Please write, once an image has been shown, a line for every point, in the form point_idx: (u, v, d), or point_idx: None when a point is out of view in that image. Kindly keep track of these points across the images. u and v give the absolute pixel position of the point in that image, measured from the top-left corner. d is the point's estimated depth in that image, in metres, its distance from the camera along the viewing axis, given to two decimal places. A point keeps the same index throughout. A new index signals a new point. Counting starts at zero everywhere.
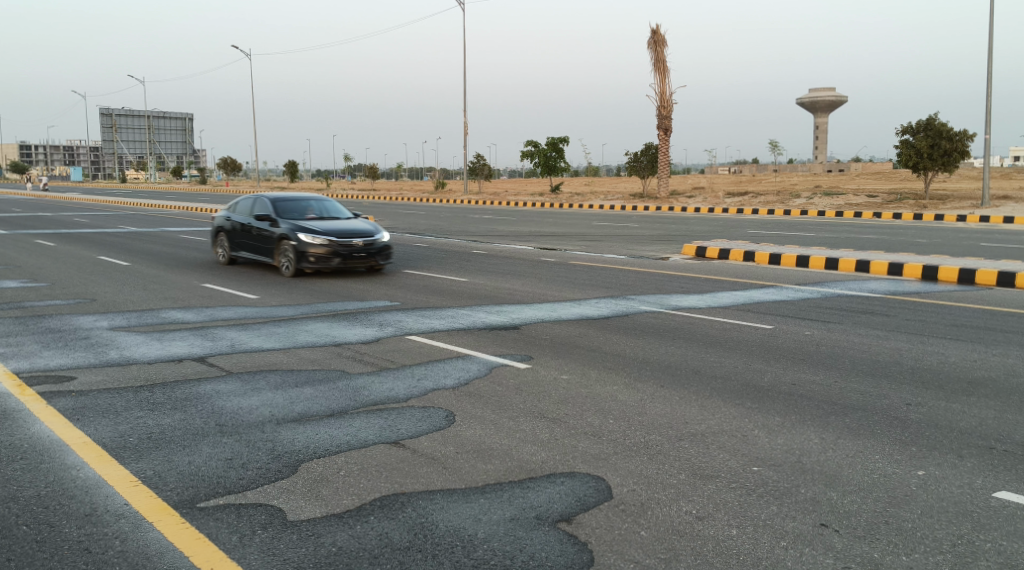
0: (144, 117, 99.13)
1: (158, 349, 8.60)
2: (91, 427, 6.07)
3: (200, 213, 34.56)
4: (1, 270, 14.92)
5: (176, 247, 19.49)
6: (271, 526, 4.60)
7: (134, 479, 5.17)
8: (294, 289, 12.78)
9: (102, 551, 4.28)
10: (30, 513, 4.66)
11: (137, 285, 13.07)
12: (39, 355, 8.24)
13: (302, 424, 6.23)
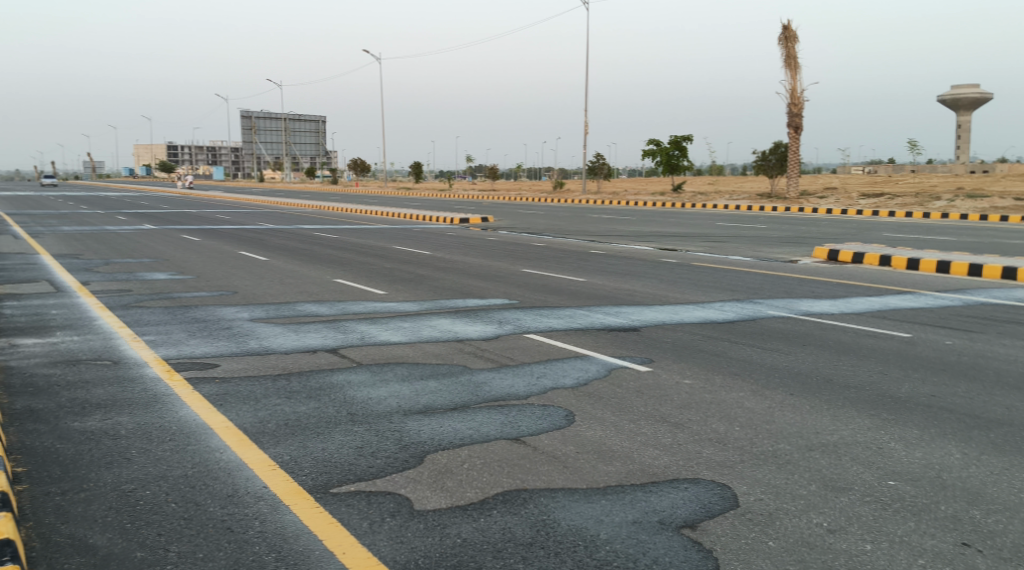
0: (280, 119, 104.16)
1: (294, 340, 9.00)
2: (233, 412, 6.43)
3: (332, 211, 35.99)
4: (153, 263, 15.99)
5: (310, 243, 20.32)
6: (399, 515, 4.73)
7: (272, 463, 5.43)
8: (419, 286, 13.08)
9: (243, 531, 4.52)
10: (178, 491, 4.98)
11: (274, 279, 13.71)
12: (187, 344, 8.77)
13: (427, 416, 6.38)
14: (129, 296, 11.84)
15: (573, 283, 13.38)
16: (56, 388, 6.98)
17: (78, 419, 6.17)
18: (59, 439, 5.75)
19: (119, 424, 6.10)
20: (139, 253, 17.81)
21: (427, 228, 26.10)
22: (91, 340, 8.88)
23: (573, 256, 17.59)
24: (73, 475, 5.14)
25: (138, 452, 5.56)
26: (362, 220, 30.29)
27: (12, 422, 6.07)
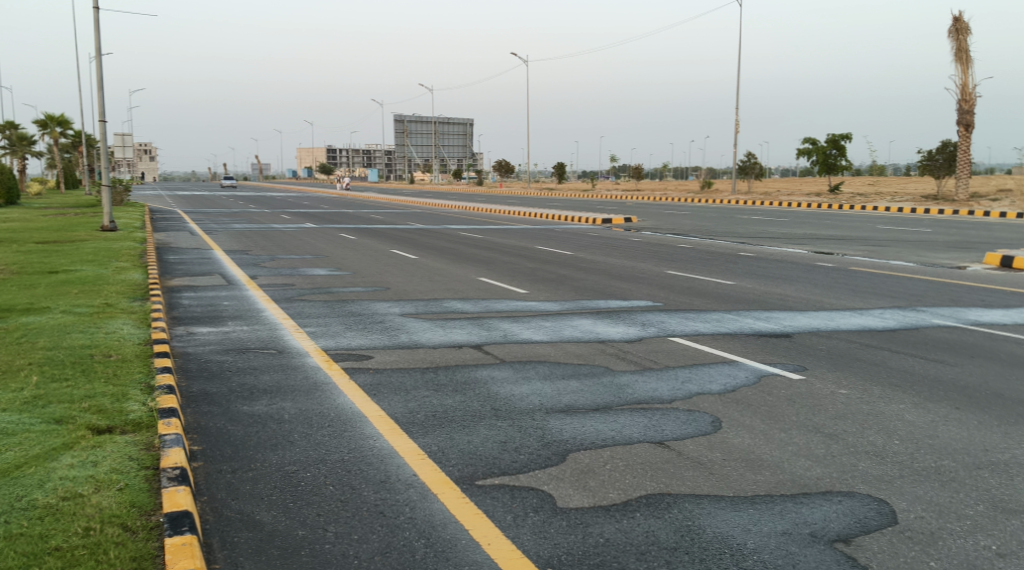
0: (431, 123, 107.60)
1: (441, 335, 9.27)
2: (385, 402, 6.71)
3: (479, 211, 36.81)
4: (314, 259, 16.90)
5: (457, 243, 20.87)
6: (542, 510, 4.80)
7: (421, 452, 5.63)
8: (562, 286, 13.15)
9: (395, 516, 4.72)
10: (336, 475, 5.25)
11: (423, 277, 14.17)
12: (343, 336, 9.21)
13: (570, 415, 6.42)
14: (291, 290, 12.56)
15: (720, 286, 13.07)
16: (227, 373, 7.51)
17: (247, 403, 6.62)
18: (230, 421, 6.19)
19: (282, 409, 6.50)
20: (300, 250, 18.86)
21: (571, 229, 26.21)
22: (258, 330, 9.49)
23: (720, 258, 17.18)
24: (242, 455, 5.53)
25: (299, 436, 5.91)
26: (508, 220, 30.78)
27: (189, 403, 6.58)
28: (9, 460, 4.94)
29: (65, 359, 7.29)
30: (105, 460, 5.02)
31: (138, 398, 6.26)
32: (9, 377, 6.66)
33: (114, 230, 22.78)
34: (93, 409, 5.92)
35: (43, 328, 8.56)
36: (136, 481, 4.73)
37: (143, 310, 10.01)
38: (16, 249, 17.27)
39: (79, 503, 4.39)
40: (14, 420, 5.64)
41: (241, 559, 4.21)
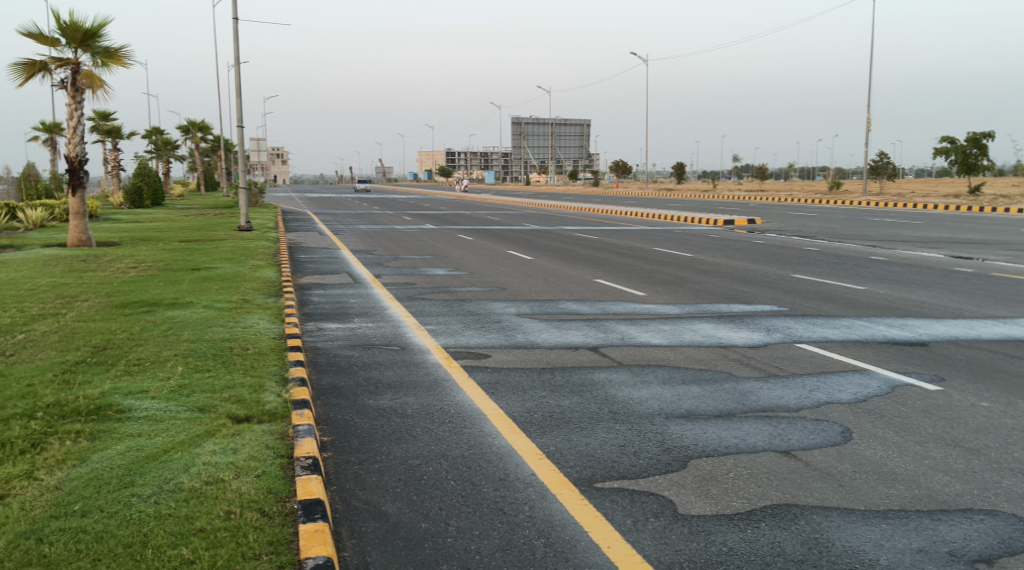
0: (548, 124, 108.31)
1: (558, 336, 9.31)
2: (504, 401, 6.79)
3: (597, 213, 36.73)
4: (432, 259, 17.29)
5: (573, 244, 20.90)
6: (663, 516, 4.75)
7: (539, 452, 5.67)
8: (680, 289, 12.95)
9: (515, 514, 4.77)
10: (457, 470, 5.36)
11: (540, 277, 14.26)
12: (463, 334, 9.38)
13: (691, 421, 6.32)
14: (412, 288, 12.89)
15: (849, 291, 12.56)
16: (353, 368, 7.78)
17: (372, 397, 6.84)
18: (357, 414, 6.41)
19: (406, 404, 6.67)
20: (420, 250, 19.32)
21: (690, 230, 25.80)
22: (382, 327, 9.79)
23: (847, 262, 16.52)
24: (368, 448, 5.71)
25: (422, 431, 6.05)
26: (625, 222, 30.57)
27: (319, 396, 6.86)
28: (158, 444, 5.29)
29: (207, 351, 7.74)
30: (244, 447, 5.30)
31: (273, 389, 6.58)
32: (158, 367, 7.13)
33: (249, 229, 23.98)
34: (232, 399, 6.26)
35: (187, 322, 9.11)
36: (272, 469, 4.97)
37: (276, 306, 10.50)
38: (161, 246, 18.46)
39: (221, 488, 4.65)
40: (163, 407, 6.03)
41: (368, 548, 4.35)
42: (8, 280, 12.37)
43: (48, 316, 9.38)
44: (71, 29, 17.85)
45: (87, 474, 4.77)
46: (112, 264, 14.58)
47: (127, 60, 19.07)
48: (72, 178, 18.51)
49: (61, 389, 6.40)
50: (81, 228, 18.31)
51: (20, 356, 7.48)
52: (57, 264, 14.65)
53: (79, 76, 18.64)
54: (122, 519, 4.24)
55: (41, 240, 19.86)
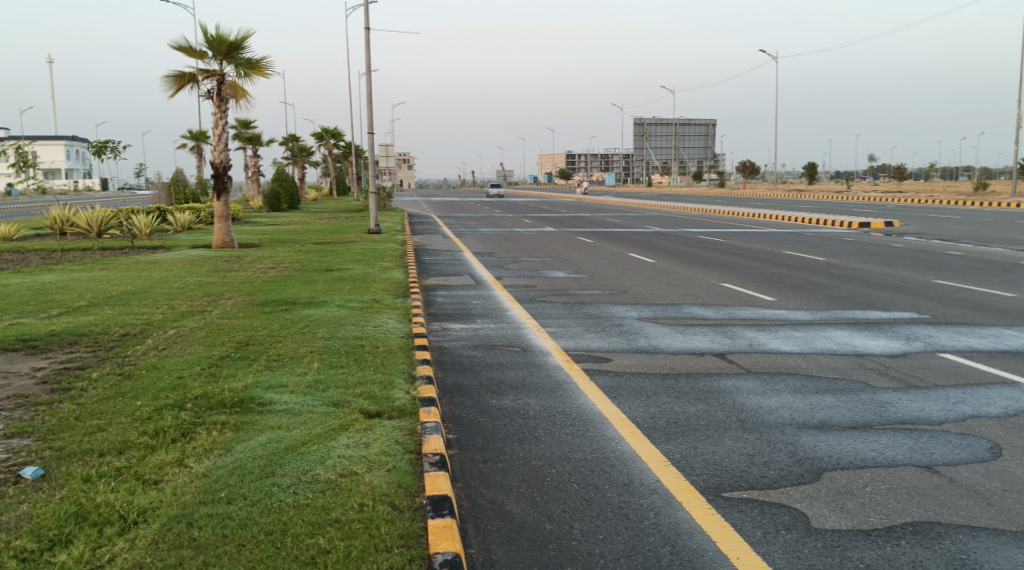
0: (671, 125, 106.97)
1: (682, 341, 9.16)
2: (627, 405, 6.74)
3: (722, 215, 35.90)
4: (553, 261, 17.38)
5: (698, 247, 20.51)
6: (795, 529, 4.60)
7: (664, 459, 5.59)
8: (810, 294, 12.48)
9: (640, 520, 4.72)
10: (580, 473, 5.36)
11: (663, 281, 14.10)
12: (585, 337, 9.38)
13: (824, 432, 6.08)
14: (534, 290, 12.98)
15: (997, 298, 11.77)
16: (477, 368, 7.91)
17: (495, 397, 6.93)
18: (480, 413, 6.51)
19: (528, 405, 6.72)
20: (542, 252, 19.43)
21: (821, 233, 24.78)
22: (504, 328, 9.89)
23: (995, 267, 15.51)
24: (492, 447, 5.79)
25: (544, 433, 6.08)
26: (752, 224, 29.75)
27: (444, 394, 7.01)
28: (296, 437, 5.54)
29: (340, 349, 8.05)
30: (375, 442, 5.48)
31: (402, 387, 6.78)
32: (295, 363, 7.47)
33: (377, 232, 24.76)
34: (364, 395, 6.48)
35: (321, 320, 9.51)
36: (402, 464, 5.12)
37: (403, 306, 10.80)
38: (297, 248, 19.31)
39: (355, 481, 4.82)
40: (300, 400, 6.32)
41: (494, 547, 4.41)
42: (160, 279, 13.25)
43: (196, 313, 9.99)
44: (217, 41, 18.94)
45: (232, 463, 5.05)
46: (252, 264, 15.38)
47: (267, 70, 20.07)
48: (217, 182, 19.65)
49: (207, 382, 6.80)
50: (224, 230, 19.41)
51: (171, 349, 8.00)
52: (203, 264, 15.57)
53: (223, 86, 19.75)
54: (264, 507, 4.46)
55: (188, 242, 21.17)
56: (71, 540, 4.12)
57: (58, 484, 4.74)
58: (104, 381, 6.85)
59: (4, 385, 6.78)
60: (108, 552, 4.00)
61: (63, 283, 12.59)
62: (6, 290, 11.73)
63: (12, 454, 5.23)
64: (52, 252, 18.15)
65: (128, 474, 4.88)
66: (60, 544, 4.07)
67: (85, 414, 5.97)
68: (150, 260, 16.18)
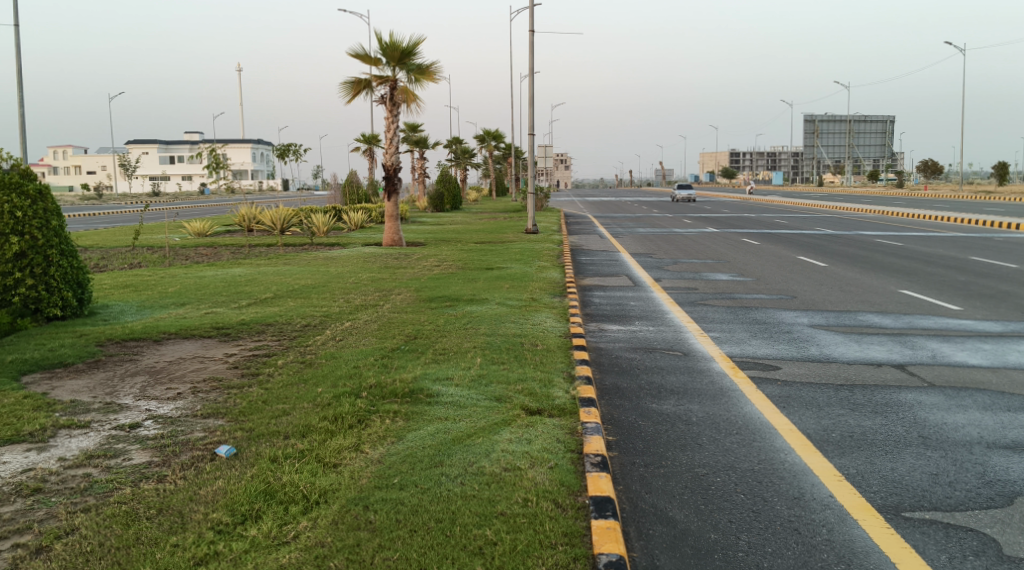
0: (845, 122, 101.86)
1: (857, 351, 8.69)
2: (797, 416, 6.48)
3: (902, 217, 33.56)
4: (717, 263, 16.96)
5: (872, 251, 19.42)
6: (984, 555, 4.27)
7: (838, 474, 5.34)
8: (1002, 304, 11.52)
9: (811, 535, 4.53)
10: (747, 484, 5.21)
11: (834, 286, 13.44)
12: (750, 343, 9.09)
13: (1018, 453, 5.61)
14: (695, 294, 12.70)
15: None
16: (637, 370, 7.85)
17: (656, 401, 6.85)
18: (640, 416, 6.46)
19: (691, 411, 6.60)
20: (704, 254, 19.03)
21: (1016, 238, 22.84)
22: (664, 331, 9.77)
23: None
24: (654, 452, 5.72)
25: (708, 440, 5.95)
26: (932, 227, 27.79)
27: (604, 395, 7.01)
28: (462, 428, 5.70)
29: (502, 345, 8.21)
30: (538, 438, 5.56)
31: (562, 385, 6.83)
32: (459, 357, 7.68)
33: (537, 232, 25.05)
34: (525, 392, 6.58)
35: (484, 317, 9.74)
36: (564, 462, 5.16)
37: (562, 306, 10.87)
38: (460, 247, 19.85)
39: (519, 476, 4.91)
40: (465, 393, 6.51)
41: (656, 552, 4.36)
42: (335, 274, 14.00)
43: (368, 307, 10.48)
44: (391, 48, 19.79)
45: (405, 451, 5.27)
46: (419, 262, 15.98)
47: (436, 75, 20.75)
48: (387, 183, 20.53)
49: (381, 372, 7.14)
50: (394, 229, 20.28)
51: (347, 340, 8.44)
52: (374, 261, 16.31)
53: (395, 92, 20.60)
54: (433, 495, 4.63)
55: (360, 239, 22.26)
56: (260, 516, 4.43)
57: (249, 463, 5.12)
58: (287, 368, 7.33)
59: (201, 369, 7.39)
60: (294, 529, 4.28)
61: (251, 276, 13.57)
62: (202, 282, 12.77)
63: (208, 433, 5.69)
64: (239, 248, 19.56)
65: (310, 456, 5.19)
66: (251, 520, 4.38)
67: (272, 398, 6.41)
68: (327, 257, 17.12)
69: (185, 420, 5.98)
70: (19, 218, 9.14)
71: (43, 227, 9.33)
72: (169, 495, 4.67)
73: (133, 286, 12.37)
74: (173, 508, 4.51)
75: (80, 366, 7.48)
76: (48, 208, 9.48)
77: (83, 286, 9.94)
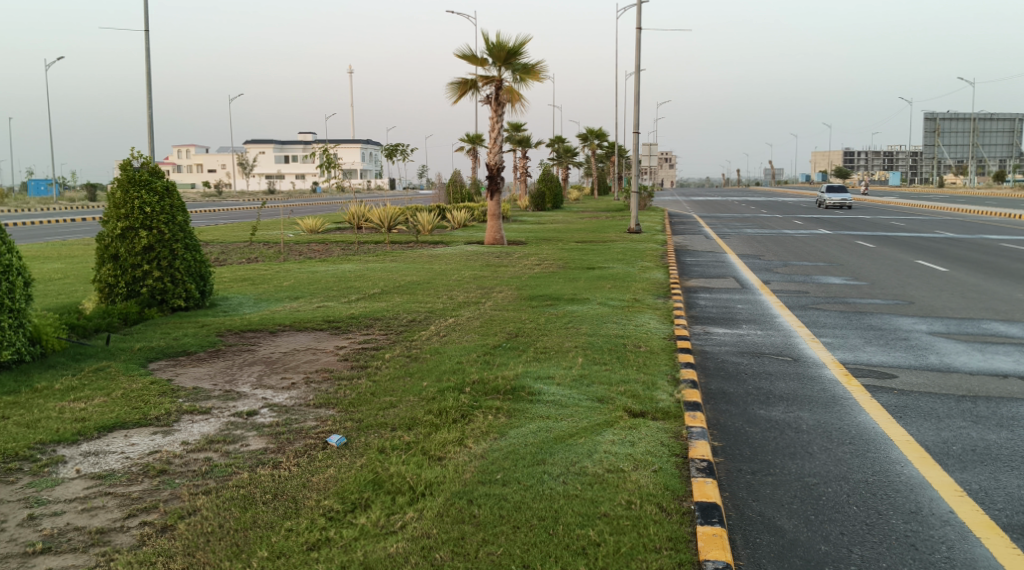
0: (969, 120, 96.74)
1: (981, 361, 8.23)
2: (914, 427, 6.20)
3: None
4: (828, 266, 16.38)
5: (999, 256, 18.33)
6: None
7: (959, 489, 5.08)
8: None
9: (929, 552, 4.33)
10: (860, 495, 5.01)
11: (955, 292, 12.79)
12: (864, 350, 8.74)
13: None
14: (806, 297, 12.31)
15: None
16: (744, 375, 7.67)
17: (764, 407, 6.67)
18: (748, 422, 6.31)
19: (801, 418, 6.40)
20: (814, 257, 18.42)
21: None
22: (773, 335, 9.51)
23: None
24: (762, 459, 5.58)
25: (819, 449, 5.76)
26: None
27: (709, 399, 6.88)
28: (565, 428, 5.70)
29: (604, 345, 8.17)
30: (641, 441, 5.50)
31: (666, 388, 6.75)
32: (561, 357, 7.69)
33: (639, 232, 24.78)
34: (628, 393, 6.53)
35: (586, 316, 9.72)
36: (668, 466, 5.10)
37: (666, 307, 10.74)
38: (562, 246, 19.84)
39: (622, 478, 4.88)
40: (567, 393, 6.51)
41: (764, 561, 4.25)
42: (440, 271, 14.23)
43: (471, 304, 10.61)
44: (497, 48, 19.97)
45: (507, 447, 5.31)
46: (521, 261, 16.05)
47: (542, 74, 20.80)
48: (491, 182, 20.74)
49: (484, 368, 7.22)
50: (496, 228, 20.47)
51: (451, 336, 8.57)
52: (478, 259, 16.49)
53: (501, 91, 20.77)
54: (536, 493, 4.65)
55: (464, 238, 22.54)
56: (368, 505, 4.55)
57: (359, 453, 5.27)
58: (394, 362, 7.50)
59: (313, 360, 7.65)
60: (400, 519, 4.38)
61: (360, 272, 13.95)
62: (314, 276, 13.22)
63: (320, 422, 5.89)
64: (349, 244, 20.17)
65: (416, 448, 5.30)
66: (360, 508, 4.51)
67: (380, 390, 6.58)
68: (432, 254, 17.41)
69: (298, 409, 6.21)
70: (148, 214, 9.71)
71: (170, 222, 9.87)
72: (284, 481, 4.86)
73: (251, 280, 12.92)
74: (288, 494, 4.69)
75: (202, 355, 7.87)
76: (174, 205, 9.99)
77: (205, 279, 10.40)
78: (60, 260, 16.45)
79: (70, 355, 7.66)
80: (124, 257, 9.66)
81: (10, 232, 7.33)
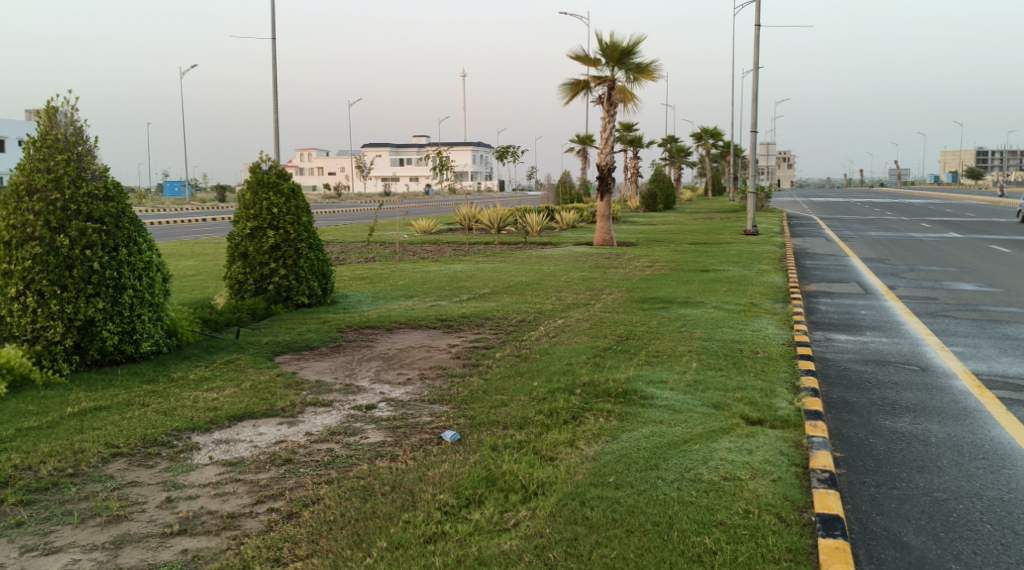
0: None
1: None
2: None
3: None
4: (959, 272, 15.53)
5: None
6: None
7: None
8: None
9: None
10: (994, 513, 4.74)
11: None
12: (999, 361, 8.24)
13: None
14: (934, 304, 11.72)
15: None
16: (867, 384, 7.37)
17: (890, 418, 6.39)
18: (871, 433, 6.06)
19: (929, 431, 6.10)
20: (942, 261, 17.50)
21: None
22: (899, 343, 9.10)
23: None
24: (887, 472, 5.35)
25: (949, 463, 5.48)
26: None
27: (830, 409, 6.64)
28: (679, 433, 5.63)
29: (719, 350, 8.02)
30: (758, 450, 5.37)
31: (785, 396, 6.56)
32: (674, 360, 7.60)
33: (754, 233, 24.18)
34: (745, 400, 6.39)
35: (699, 320, 9.56)
36: (788, 476, 4.96)
37: (783, 312, 10.44)
38: (673, 247, 19.60)
39: (739, 486, 4.78)
40: (681, 398, 6.43)
41: None
42: (550, 272, 14.29)
43: (581, 306, 10.62)
44: (611, 48, 19.89)
45: (619, 451, 5.29)
46: (631, 262, 15.93)
47: (656, 74, 20.59)
48: (601, 183, 20.69)
49: (595, 370, 7.21)
50: (605, 228, 20.39)
51: (561, 337, 8.60)
52: (588, 260, 16.49)
53: (613, 91, 20.67)
54: (649, 497, 4.62)
55: (574, 239, 22.59)
56: (482, 501, 4.63)
57: (472, 449, 5.36)
58: (505, 361, 7.59)
59: (427, 357, 7.83)
60: (514, 517, 4.43)
61: (472, 272, 14.19)
62: (427, 276, 13.53)
63: (435, 418, 6.02)
64: (461, 245, 20.57)
65: (527, 448, 5.35)
66: (474, 504, 4.59)
67: (492, 389, 6.67)
68: (542, 255, 17.52)
69: (414, 405, 6.36)
70: (275, 215, 10.16)
71: (295, 222, 10.29)
72: (402, 474, 4.99)
73: (368, 278, 13.36)
74: (405, 486, 4.82)
75: (323, 349, 8.18)
76: (299, 206, 10.41)
77: (327, 277, 10.80)
78: (193, 257, 17.47)
79: (203, 347, 8.11)
80: (253, 255, 10.14)
81: (150, 231, 7.80)
